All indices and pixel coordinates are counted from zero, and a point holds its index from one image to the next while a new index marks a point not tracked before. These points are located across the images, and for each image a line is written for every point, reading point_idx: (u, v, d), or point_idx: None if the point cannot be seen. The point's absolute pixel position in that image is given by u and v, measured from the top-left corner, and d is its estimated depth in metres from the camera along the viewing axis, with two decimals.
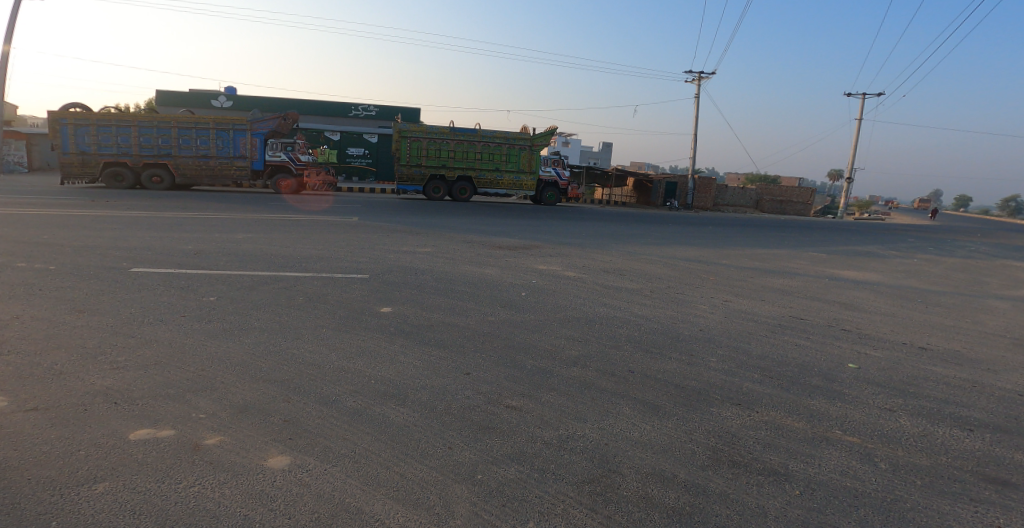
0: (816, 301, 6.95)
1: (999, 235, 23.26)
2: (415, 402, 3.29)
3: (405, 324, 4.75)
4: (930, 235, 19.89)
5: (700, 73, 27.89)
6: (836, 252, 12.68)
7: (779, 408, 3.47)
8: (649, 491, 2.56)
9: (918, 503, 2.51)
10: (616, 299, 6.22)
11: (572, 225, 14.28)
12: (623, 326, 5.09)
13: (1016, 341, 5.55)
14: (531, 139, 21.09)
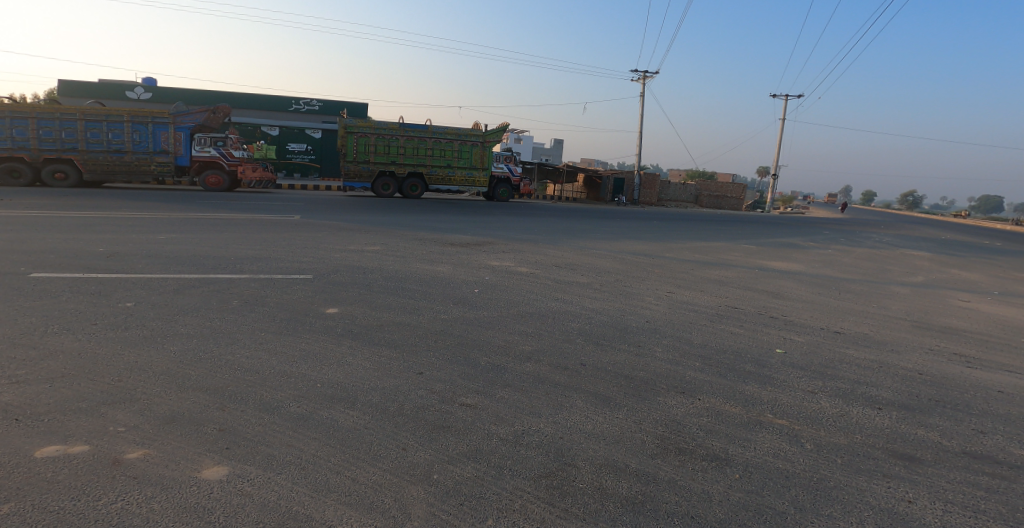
0: (747, 290, 7.48)
1: (900, 230, 26.48)
2: (365, 405, 3.52)
3: (350, 325, 4.94)
4: (843, 230, 22.57)
5: (644, 72, 32.98)
6: (766, 244, 13.56)
7: (719, 395, 3.93)
8: (605, 482, 2.93)
9: (838, 483, 2.95)
10: (566, 292, 6.54)
11: (537, 221, 14.68)
12: (576, 320, 5.43)
13: (913, 324, 6.32)
14: (484, 136, 21.55)
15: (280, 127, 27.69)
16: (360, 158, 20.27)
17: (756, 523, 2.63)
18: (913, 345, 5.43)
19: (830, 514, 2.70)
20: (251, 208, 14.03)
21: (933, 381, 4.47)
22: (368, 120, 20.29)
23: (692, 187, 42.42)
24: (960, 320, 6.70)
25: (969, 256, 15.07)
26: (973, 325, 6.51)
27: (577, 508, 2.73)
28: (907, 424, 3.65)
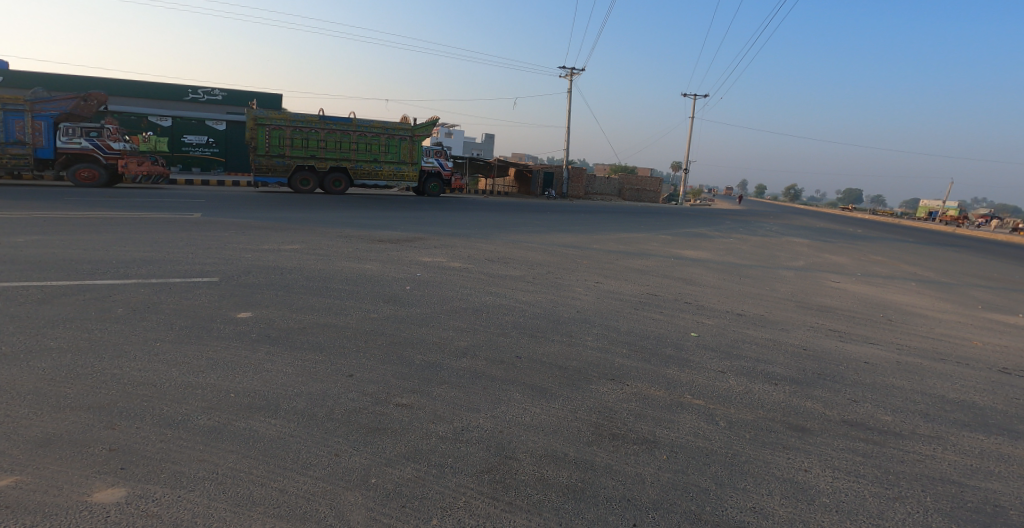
0: (665, 278, 7.87)
1: (791, 220, 29.17)
2: (288, 412, 3.36)
3: (266, 329, 4.67)
4: (745, 220, 24.47)
5: (572, 71, 34.84)
6: (680, 234, 14.33)
7: (644, 380, 4.11)
8: (545, 472, 2.98)
9: (750, 457, 3.18)
10: (499, 285, 6.57)
11: (466, 216, 14.63)
12: (510, 313, 5.47)
13: (806, 304, 6.94)
14: (413, 130, 21.27)
15: (172, 117, 25.65)
16: (277, 152, 19.19)
17: (685, 500, 2.78)
18: (800, 324, 5.95)
19: (745, 487, 2.90)
20: (148, 206, 12.91)
21: (814, 355, 4.93)
22: (282, 112, 19.22)
23: (616, 181, 43.97)
24: (834, 299, 7.43)
25: (852, 243, 16.72)
26: (844, 303, 7.24)
27: (521, 501, 2.76)
28: (799, 397, 3.99)
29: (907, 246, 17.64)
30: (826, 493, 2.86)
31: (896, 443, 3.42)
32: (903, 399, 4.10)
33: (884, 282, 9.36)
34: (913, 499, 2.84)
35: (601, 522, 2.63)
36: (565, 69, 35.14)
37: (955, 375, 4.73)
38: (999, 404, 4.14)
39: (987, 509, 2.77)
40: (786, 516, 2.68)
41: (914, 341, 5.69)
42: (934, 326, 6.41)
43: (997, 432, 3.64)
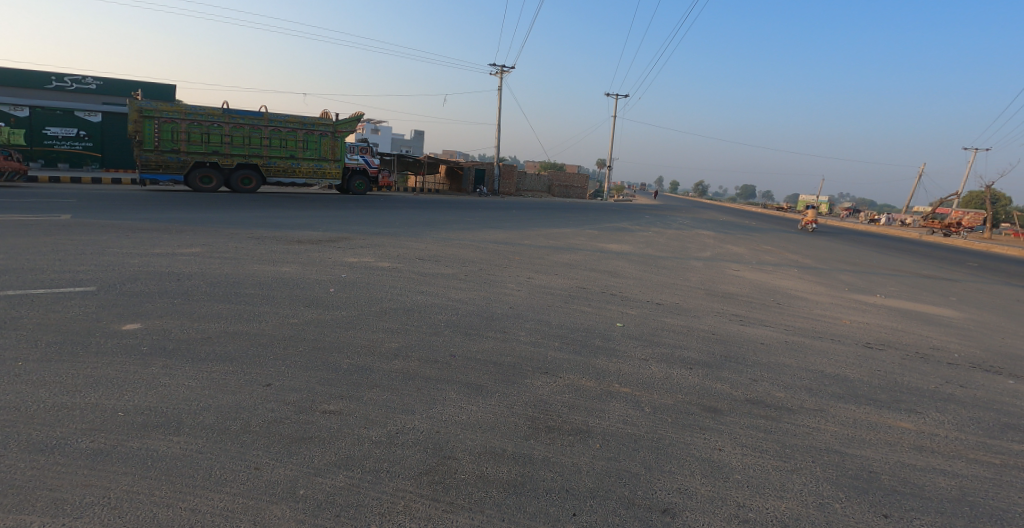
0: (592, 271, 8.12)
1: (704, 214, 31.18)
2: (196, 428, 3.11)
3: (161, 342, 4.28)
4: (663, 214, 25.86)
5: (503, 67, 35.76)
6: (603, 229, 14.86)
7: (576, 371, 4.23)
8: (485, 469, 2.99)
9: (674, 440, 3.37)
10: (429, 284, 6.48)
11: (390, 213, 14.24)
12: (442, 311, 5.41)
13: (716, 292, 7.46)
14: (334, 126, 20.37)
15: (29, 107, 22.65)
16: (172, 147, 17.63)
17: (619, 486, 2.90)
18: (709, 310, 6.38)
19: (671, 469, 3.07)
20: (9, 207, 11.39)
21: (719, 339, 5.32)
22: (172, 104, 17.66)
23: (546, 178, 44.60)
24: (735, 286, 8.05)
25: (754, 235, 18.14)
26: (744, 290, 7.86)
27: (463, 500, 2.75)
28: (709, 379, 4.29)
29: (802, 238, 19.46)
30: (738, 470, 3.09)
31: (790, 418, 3.77)
32: (793, 376, 4.53)
33: (774, 269, 10.26)
34: (807, 469, 3.15)
35: (541, 515, 2.68)
36: (495, 66, 35.93)
37: (830, 350, 5.31)
38: (866, 376, 4.69)
39: (865, 475, 3.12)
40: (707, 494, 2.87)
41: (797, 321, 6.31)
42: (813, 307, 7.15)
43: (866, 402, 4.12)
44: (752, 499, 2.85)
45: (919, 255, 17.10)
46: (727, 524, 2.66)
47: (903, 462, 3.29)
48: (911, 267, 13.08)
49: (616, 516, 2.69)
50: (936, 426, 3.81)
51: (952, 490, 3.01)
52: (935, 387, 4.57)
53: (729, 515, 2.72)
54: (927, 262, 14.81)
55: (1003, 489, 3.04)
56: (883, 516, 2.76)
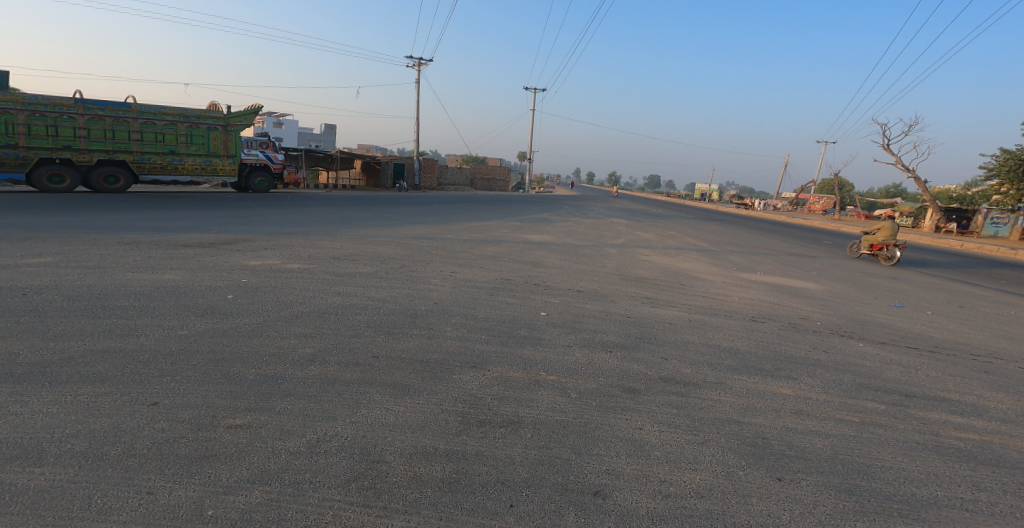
0: (514, 263, 8.18)
1: (615, 203, 32.74)
2: (71, 456, 2.75)
3: (8, 367, 3.65)
4: (577, 205, 26.67)
5: (419, 60, 35.19)
6: (522, 220, 15.08)
7: (504, 364, 4.25)
8: (417, 470, 2.92)
9: (598, 423, 3.50)
10: (346, 284, 6.18)
11: (291, 211, 13.38)
12: (363, 312, 5.19)
13: (628, 277, 7.85)
14: (225, 119, 18.71)
15: None
16: (7, 141, 15.28)
17: (553, 473, 2.97)
18: (623, 295, 6.70)
19: (599, 452, 3.19)
20: None
21: (634, 322, 5.59)
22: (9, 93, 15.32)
23: (463, 172, 44.26)
24: (645, 270, 8.50)
25: (659, 222, 19.27)
26: (652, 273, 8.33)
27: (396, 504, 2.67)
28: (628, 361, 4.51)
29: (704, 224, 21.03)
30: (658, 447, 3.29)
31: (696, 393, 4.06)
32: (697, 353, 4.88)
33: (676, 253, 10.98)
34: (715, 440, 3.41)
35: (479, 510, 2.67)
36: (412, 59, 35.31)
37: (729, 327, 5.77)
38: (754, 348, 5.17)
39: (760, 441, 3.44)
40: (633, 472, 3.02)
41: (700, 301, 6.81)
42: (710, 287, 7.76)
43: (756, 373, 4.54)
44: (671, 474, 3.03)
45: (797, 237, 19.10)
46: (653, 500, 2.82)
47: (788, 426, 3.67)
48: (785, 247, 14.59)
49: (552, 502, 2.75)
50: (810, 390, 4.28)
51: (827, 449, 3.39)
52: (807, 354, 5.14)
53: (653, 491, 2.88)
54: (805, 244, 16.57)
55: (864, 445, 3.47)
56: (777, 479, 3.04)
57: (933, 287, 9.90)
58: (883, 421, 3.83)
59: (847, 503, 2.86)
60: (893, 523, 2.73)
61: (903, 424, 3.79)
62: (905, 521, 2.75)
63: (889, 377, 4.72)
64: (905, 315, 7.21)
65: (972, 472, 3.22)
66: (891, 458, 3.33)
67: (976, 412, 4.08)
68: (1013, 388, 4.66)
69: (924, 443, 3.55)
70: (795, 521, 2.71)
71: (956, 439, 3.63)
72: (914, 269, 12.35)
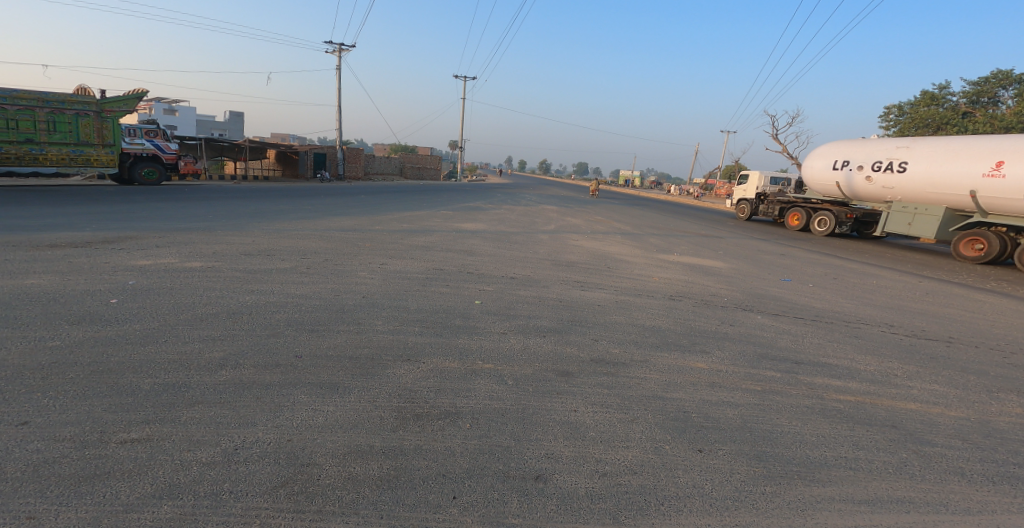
0: (447, 252, 8.09)
1: (547, 190, 33.23)
2: None
3: None
4: (509, 192, 26.79)
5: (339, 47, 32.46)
6: (455, 208, 14.93)
7: (437, 355, 4.19)
8: (352, 470, 2.82)
9: (535, 409, 3.53)
10: (262, 281, 5.83)
11: (200, 206, 12.47)
12: (283, 310, 4.94)
13: (558, 262, 7.99)
14: (99, 104, 17.08)
15: None
16: None
17: (494, 462, 2.96)
18: (554, 279, 6.81)
19: (537, 437, 3.23)
20: None
21: (566, 305, 5.70)
22: None
23: (395, 160, 42.91)
24: (575, 255, 8.68)
25: (590, 208, 19.73)
26: (581, 257, 8.52)
27: (332, 505, 2.58)
28: (560, 345, 4.59)
29: (631, 209, 21.84)
30: (593, 428, 3.37)
31: (625, 372, 4.21)
32: (624, 333, 5.06)
33: (604, 237, 11.29)
34: (643, 417, 3.55)
35: (420, 505, 2.63)
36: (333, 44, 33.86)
37: (654, 306, 6.03)
38: (673, 325, 5.43)
39: (682, 415, 3.62)
40: (570, 454, 3.08)
41: (628, 282, 7.08)
42: (635, 268, 8.06)
43: (675, 349, 4.77)
44: (606, 453, 3.12)
45: (714, 219, 20.26)
46: (591, 480, 2.89)
47: (706, 399, 3.88)
48: (700, 229, 15.45)
49: (494, 491, 2.75)
50: (720, 363, 4.55)
51: (737, 419, 3.62)
52: (718, 328, 5.48)
53: (591, 471, 2.95)
54: (720, 225, 17.62)
55: (767, 412, 3.74)
56: (698, 451, 3.21)
57: (820, 261, 10.84)
58: (780, 388, 4.14)
59: (757, 470, 3.06)
60: (797, 483, 2.96)
61: (804, 391, 4.13)
62: (805, 482, 2.98)
63: (782, 345, 5.13)
64: (796, 288, 7.87)
65: (854, 432, 3.55)
66: (788, 423, 3.62)
67: (851, 373, 4.54)
68: (879, 350, 5.22)
69: (814, 406, 3.88)
70: (716, 490, 2.87)
71: (837, 401, 3.99)
72: (802, 246, 13.48)
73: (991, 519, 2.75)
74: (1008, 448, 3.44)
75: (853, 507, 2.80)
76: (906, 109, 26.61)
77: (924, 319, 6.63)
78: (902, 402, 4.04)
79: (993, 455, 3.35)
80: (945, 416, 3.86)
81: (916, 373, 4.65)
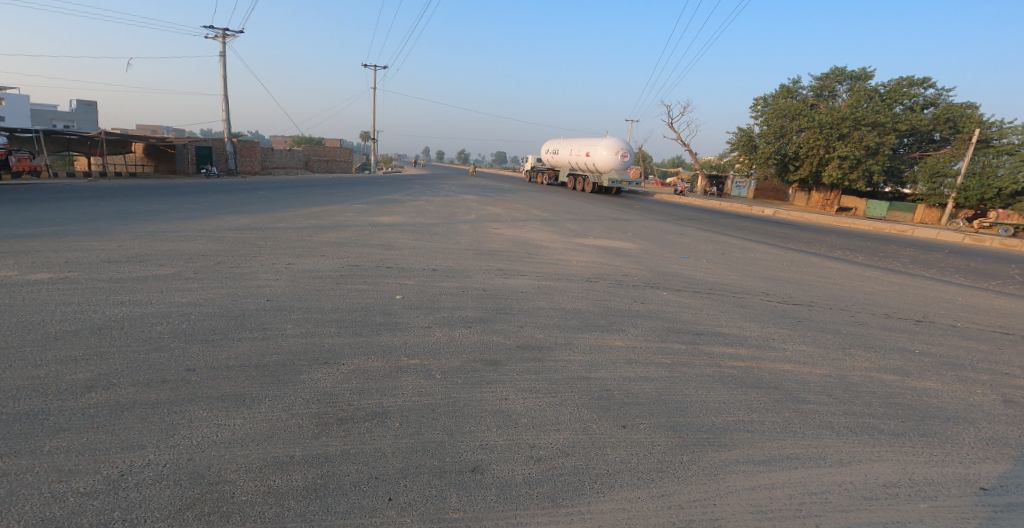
0: (363, 247, 7.81)
1: (462, 180, 33.00)
2: None
3: None
4: (422, 184, 26.25)
5: (224, 30, 26.91)
6: (371, 201, 14.43)
7: (359, 354, 4.04)
8: (273, 483, 2.66)
9: (465, 400, 3.51)
10: (137, 291, 5.29)
11: (65, 208, 11.09)
12: (166, 321, 4.52)
13: (477, 251, 7.98)
14: None
15: None
16: None
17: (428, 458, 2.91)
18: (477, 269, 6.78)
19: (470, 428, 3.21)
20: None
21: (489, 294, 5.70)
22: None
23: (299, 153, 40.50)
24: (496, 243, 8.71)
25: (506, 196, 19.87)
26: (503, 245, 8.56)
27: (252, 522, 2.42)
28: (486, 334, 4.59)
29: (545, 195, 22.25)
30: (524, 414, 3.41)
31: (551, 355, 4.29)
32: (547, 317, 5.15)
33: (523, 224, 11.43)
34: (571, 399, 3.64)
35: (354, 511, 2.53)
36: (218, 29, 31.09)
37: (571, 289, 6.20)
38: (592, 307, 5.61)
39: (605, 394, 3.75)
40: (505, 443, 3.10)
41: (546, 267, 7.21)
42: (553, 253, 8.23)
43: (594, 329, 4.94)
44: (539, 438, 3.17)
45: (624, 202, 21.14)
46: (527, 466, 2.92)
47: (625, 375, 4.05)
48: (610, 212, 16.09)
49: (432, 488, 2.70)
50: (634, 339, 4.78)
51: (653, 392, 3.82)
52: (631, 306, 5.74)
53: (527, 457, 2.99)
54: (628, 208, 18.42)
55: (676, 383, 3.98)
56: (623, 426, 3.35)
57: (712, 239, 11.66)
58: (686, 360, 4.42)
59: (674, 440, 3.25)
60: (708, 450, 3.18)
61: (707, 361, 4.44)
62: (715, 448, 3.20)
63: (684, 318, 5.47)
64: (696, 265, 8.41)
65: (748, 396, 3.86)
66: (695, 392, 3.87)
67: (739, 340, 4.94)
68: (759, 317, 5.73)
69: (714, 374, 4.18)
70: (642, 463, 3.02)
71: (732, 367, 4.34)
72: (698, 225, 14.43)
73: (859, 468, 3.08)
74: (863, 399, 3.92)
75: (755, 467, 3.05)
76: (769, 101, 29.12)
77: (792, 286, 7.36)
78: (785, 364, 4.46)
79: (859, 407, 3.79)
80: (813, 374, 4.31)
81: (789, 336, 5.18)
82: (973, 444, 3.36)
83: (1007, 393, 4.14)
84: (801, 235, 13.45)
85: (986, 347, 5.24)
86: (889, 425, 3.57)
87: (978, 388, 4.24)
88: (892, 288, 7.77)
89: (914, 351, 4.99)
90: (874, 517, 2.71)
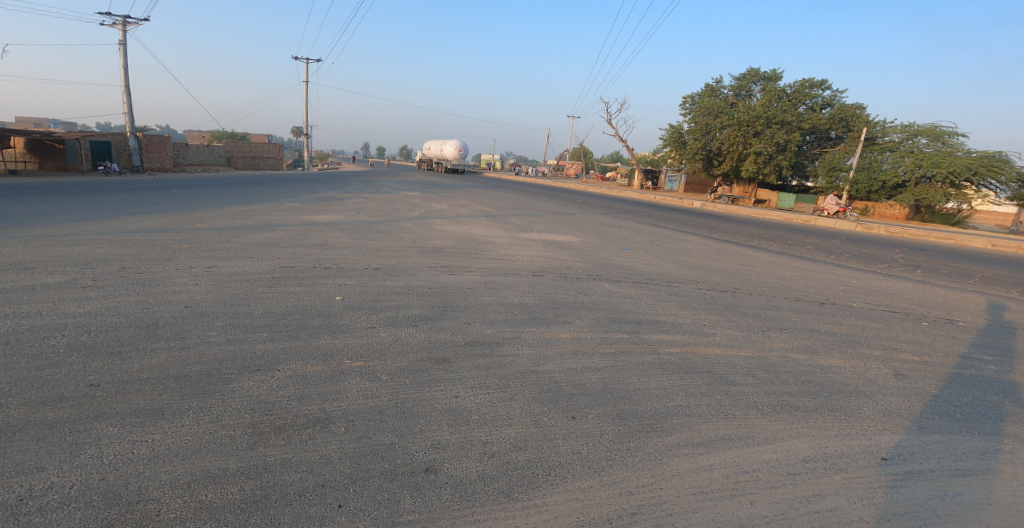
0: (298, 247, 7.48)
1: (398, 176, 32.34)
2: None
3: None
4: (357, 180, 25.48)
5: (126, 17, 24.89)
6: (304, 199, 13.87)
7: (297, 359, 3.87)
8: (205, 498, 2.50)
9: (413, 401, 3.44)
10: (26, 302, 4.77)
11: None
12: (65, 334, 4.11)
13: (420, 248, 7.85)
14: None
15: None
16: None
17: (377, 462, 2.83)
18: (421, 266, 6.67)
19: (420, 428, 3.15)
20: None
21: (435, 292, 5.63)
22: None
23: (220, 149, 38.20)
24: (440, 240, 8.60)
25: (447, 191, 19.71)
26: (447, 242, 8.47)
27: None
28: (433, 332, 4.53)
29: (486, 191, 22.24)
30: (475, 411, 3.39)
31: (499, 351, 4.29)
32: (494, 312, 5.15)
33: (466, 220, 11.37)
34: (521, 394, 3.66)
35: (300, 521, 2.43)
36: None
37: (515, 284, 6.22)
38: (538, 300, 5.67)
39: (554, 387, 3.80)
40: (457, 441, 3.07)
41: (490, 263, 7.21)
42: (498, 248, 8.25)
43: (541, 322, 5.00)
44: (490, 434, 3.16)
45: (561, 197, 21.49)
46: (481, 463, 2.91)
47: (572, 367, 4.12)
48: (551, 207, 16.33)
49: (383, 492, 2.64)
50: (580, 331, 4.88)
51: (599, 382, 3.92)
52: (575, 299, 5.85)
53: (480, 454, 2.97)
54: (566, 203, 18.75)
55: (621, 372, 4.10)
56: (572, 418, 3.41)
57: (647, 231, 12.08)
58: (628, 348, 4.57)
59: (621, 428, 3.35)
60: (652, 436, 3.30)
61: (646, 349, 4.59)
62: (658, 433, 3.33)
63: (626, 309, 5.65)
64: (633, 256, 8.70)
65: (685, 381, 4.04)
66: (638, 380, 4.00)
67: (677, 328, 5.16)
68: (692, 304, 6.00)
69: (654, 362, 4.34)
70: (592, 452, 3.08)
71: (670, 354, 4.52)
72: (633, 218, 14.92)
73: (783, 445, 3.30)
74: (782, 379, 4.21)
75: (695, 450, 3.20)
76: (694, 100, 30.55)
77: (720, 275, 7.77)
78: (716, 349, 4.71)
79: (781, 386, 4.06)
80: (740, 356, 4.58)
81: (720, 321, 5.47)
82: (875, 416, 3.70)
83: (903, 368, 4.57)
84: (726, 226, 14.20)
85: (890, 325, 5.75)
86: (805, 402, 3.85)
87: (878, 363, 4.66)
88: (801, 273, 8.37)
89: (829, 332, 5.41)
90: (799, 490, 2.91)
